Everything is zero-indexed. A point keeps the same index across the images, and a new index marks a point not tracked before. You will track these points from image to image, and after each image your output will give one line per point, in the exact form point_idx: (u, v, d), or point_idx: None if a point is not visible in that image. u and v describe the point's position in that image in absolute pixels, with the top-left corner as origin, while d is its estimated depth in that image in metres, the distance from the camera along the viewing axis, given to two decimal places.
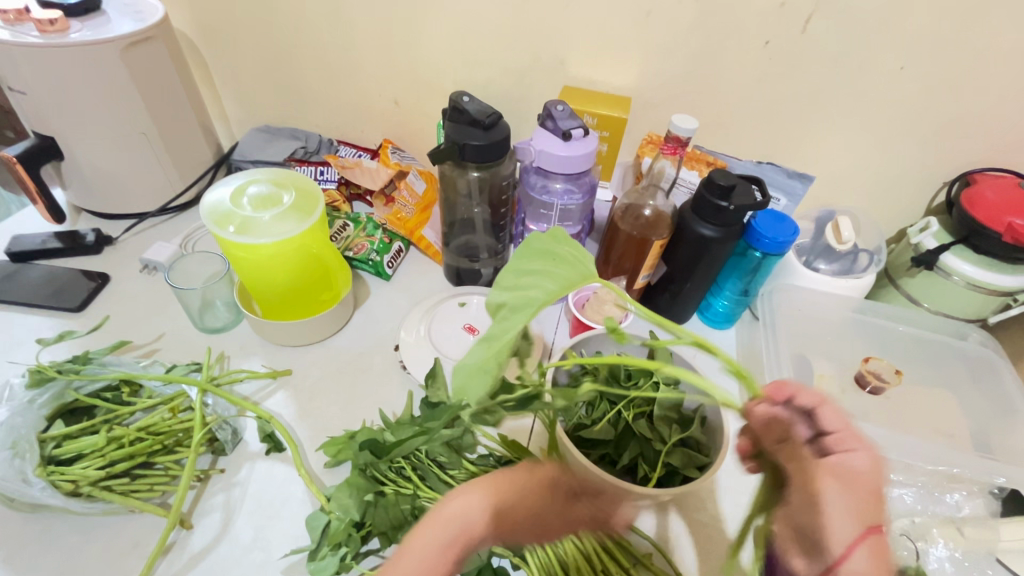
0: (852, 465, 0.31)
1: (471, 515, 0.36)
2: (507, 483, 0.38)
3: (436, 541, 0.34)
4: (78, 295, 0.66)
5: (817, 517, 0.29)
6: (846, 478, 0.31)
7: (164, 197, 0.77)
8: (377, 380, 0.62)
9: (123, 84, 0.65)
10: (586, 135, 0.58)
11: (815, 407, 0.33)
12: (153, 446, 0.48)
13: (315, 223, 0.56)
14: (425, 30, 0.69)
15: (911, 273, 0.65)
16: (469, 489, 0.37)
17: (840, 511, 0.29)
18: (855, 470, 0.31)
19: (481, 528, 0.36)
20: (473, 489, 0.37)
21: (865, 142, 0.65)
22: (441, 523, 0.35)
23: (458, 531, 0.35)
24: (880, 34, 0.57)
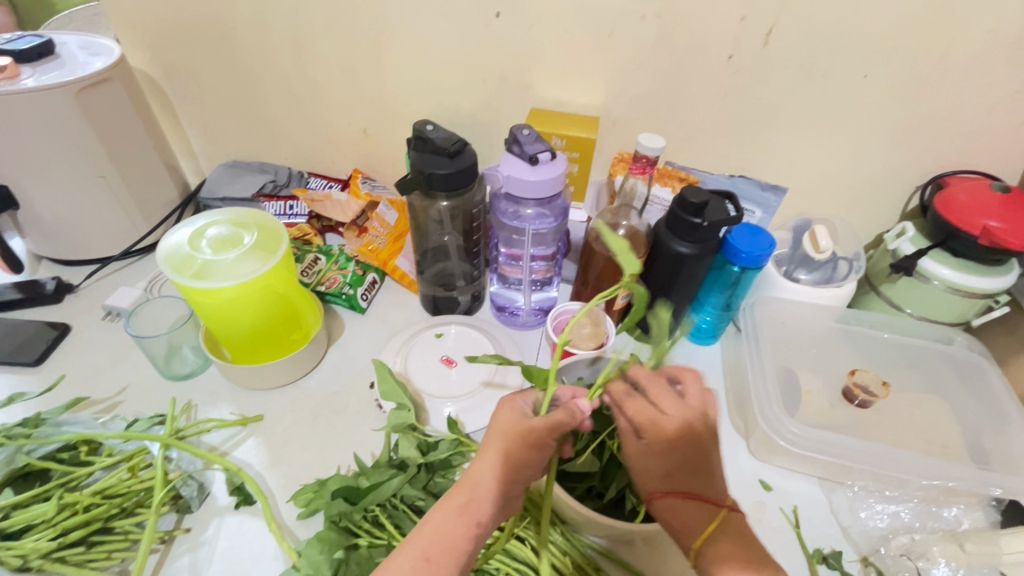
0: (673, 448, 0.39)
1: (448, 536, 0.35)
2: (482, 489, 0.37)
3: (414, 569, 0.34)
4: (36, 349, 0.63)
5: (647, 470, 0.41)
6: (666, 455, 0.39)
7: (127, 240, 0.74)
8: (352, 420, 0.60)
9: (79, 128, 0.63)
10: (554, 158, 0.56)
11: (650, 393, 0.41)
12: (110, 510, 0.45)
13: (280, 261, 0.53)
14: (388, 59, 0.68)
15: (891, 279, 0.64)
16: (444, 508, 0.36)
17: (657, 474, 0.40)
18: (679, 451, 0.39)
19: (461, 543, 0.35)
20: (450, 509, 0.36)
21: (836, 150, 0.65)
22: (420, 545, 0.35)
23: (438, 556, 0.35)
24: (841, 43, 0.57)
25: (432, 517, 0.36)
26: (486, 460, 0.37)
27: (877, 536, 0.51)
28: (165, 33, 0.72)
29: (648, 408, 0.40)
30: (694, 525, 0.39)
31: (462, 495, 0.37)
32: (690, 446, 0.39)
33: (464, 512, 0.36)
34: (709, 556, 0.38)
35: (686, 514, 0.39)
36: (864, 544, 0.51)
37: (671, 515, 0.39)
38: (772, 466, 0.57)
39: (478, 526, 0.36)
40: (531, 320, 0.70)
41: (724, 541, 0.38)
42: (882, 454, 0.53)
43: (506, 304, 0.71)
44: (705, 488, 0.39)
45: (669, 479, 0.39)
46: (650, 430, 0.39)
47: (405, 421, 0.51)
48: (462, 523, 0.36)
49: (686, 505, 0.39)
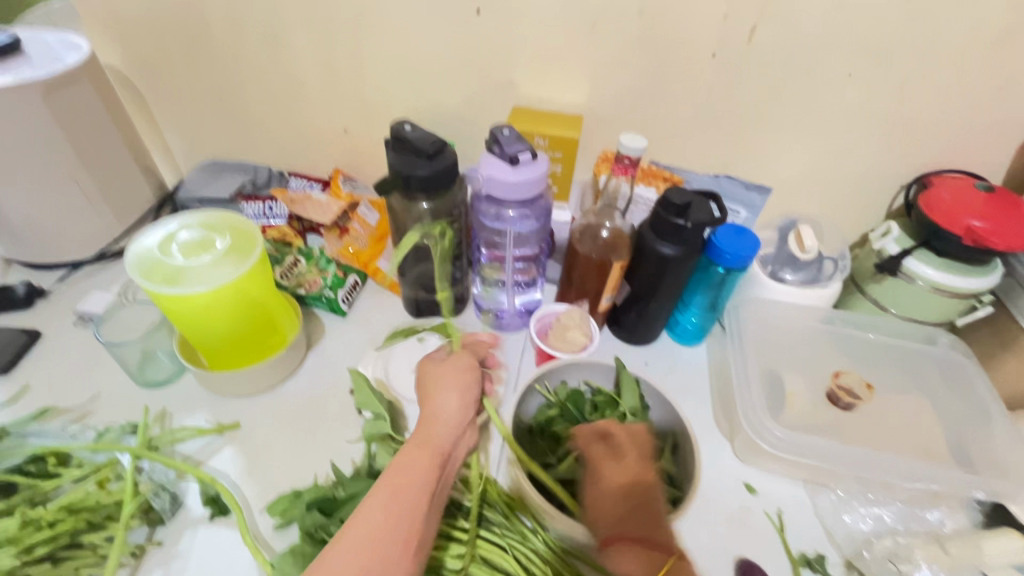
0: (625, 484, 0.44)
1: (415, 470, 0.40)
2: (433, 425, 0.43)
3: (386, 502, 0.37)
4: (5, 356, 0.61)
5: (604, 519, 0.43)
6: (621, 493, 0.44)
7: (100, 243, 0.73)
8: (331, 427, 0.58)
9: (46, 129, 0.61)
10: (535, 158, 0.55)
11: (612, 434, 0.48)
12: (77, 524, 0.44)
13: (255, 265, 0.52)
14: (367, 57, 0.66)
15: (876, 279, 0.64)
16: (405, 449, 0.41)
17: (613, 520, 0.43)
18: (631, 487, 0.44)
19: (427, 473, 0.40)
20: (410, 446, 0.42)
21: (821, 149, 0.64)
22: (388, 484, 0.38)
23: (410, 488, 0.39)
24: (825, 41, 0.56)
25: (398, 458, 0.41)
26: (425, 408, 0.45)
27: (861, 540, 0.51)
28: (136, 30, 0.70)
29: (610, 459, 0.46)
30: (640, 572, 0.40)
31: (418, 436, 0.43)
32: (642, 493, 0.44)
33: (423, 444, 0.42)
34: None
35: (633, 560, 0.40)
36: (848, 547, 0.51)
37: (618, 560, 0.41)
38: (757, 469, 0.56)
39: (438, 455, 0.42)
40: (515, 321, 0.69)
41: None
42: (865, 458, 0.52)
43: (489, 306, 0.69)
44: (655, 536, 0.41)
45: (624, 522, 0.42)
46: (611, 475, 0.45)
47: (380, 431, 0.50)
48: (425, 454, 0.41)
49: (635, 551, 0.41)
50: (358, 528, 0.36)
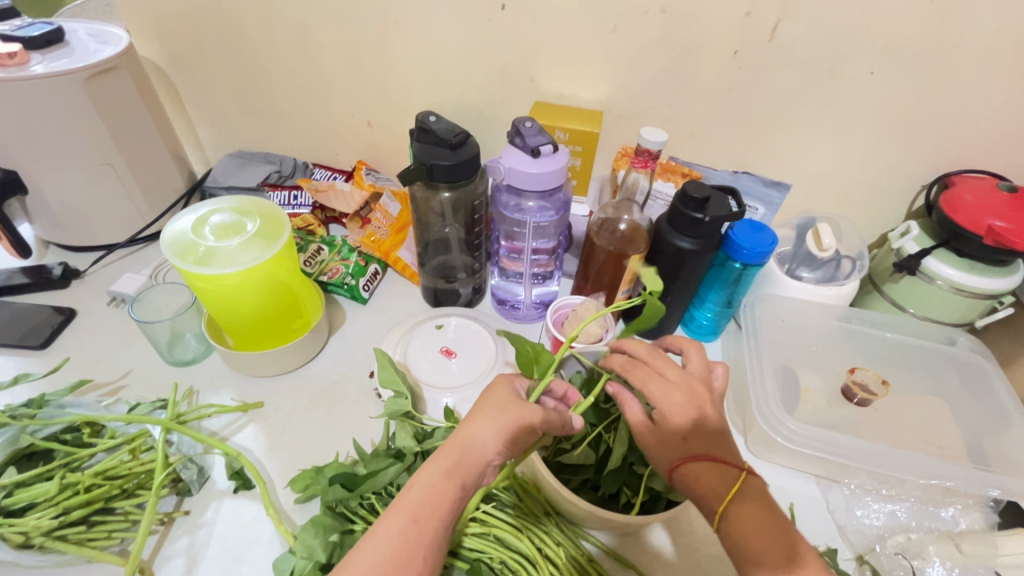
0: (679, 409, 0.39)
1: (435, 498, 0.35)
2: (471, 451, 0.37)
3: (403, 530, 0.34)
4: (42, 332, 0.64)
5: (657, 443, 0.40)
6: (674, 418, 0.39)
7: (133, 227, 0.75)
8: (351, 409, 0.60)
9: (86, 116, 0.64)
10: (556, 151, 0.56)
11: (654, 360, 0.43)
12: (110, 491, 0.46)
13: (282, 249, 0.54)
14: (393, 51, 0.68)
15: (894, 279, 0.64)
16: (432, 471, 0.36)
17: (674, 443, 0.39)
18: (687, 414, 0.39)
19: (448, 505, 0.35)
20: (438, 474, 0.36)
21: (841, 148, 0.64)
22: (408, 508, 0.35)
23: (424, 518, 0.35)
24: (847, 40, 0.56)
25: (419, 480, 0.36)
26: (468, 425, 0.38)
27: (873, 535, 0.51)
28: (172, 23, 0.72)
29: (662, 385, 0.40)
30: (715, 488, 0.38)
31: (449, 458, 0.37)
32: (705, 416, 0.40)
33: (452, 475, 0.36)
34: (734, 519, 0.37)
35: (710, 478, 0.38)
36: (859, 543, 0.51)
37: (693, 480, 0.38)
38: (769, 464, 0.57)
39: (463, 488, 0.36)
40: (531, 313, 0.70)
41: (750, 506, 0.37)
42: (879, 453, 0.52)
43: (506, 296, 0.71)
44: (722, 451, 0.39)
45: (688, 443, 0.39)
46: (664, 401, 0.40)
47: (401, 410, 0.51)
48: (449, 485, 0.36)
49: (709, 467, 0.38)
50: (371, 552, 0.33)
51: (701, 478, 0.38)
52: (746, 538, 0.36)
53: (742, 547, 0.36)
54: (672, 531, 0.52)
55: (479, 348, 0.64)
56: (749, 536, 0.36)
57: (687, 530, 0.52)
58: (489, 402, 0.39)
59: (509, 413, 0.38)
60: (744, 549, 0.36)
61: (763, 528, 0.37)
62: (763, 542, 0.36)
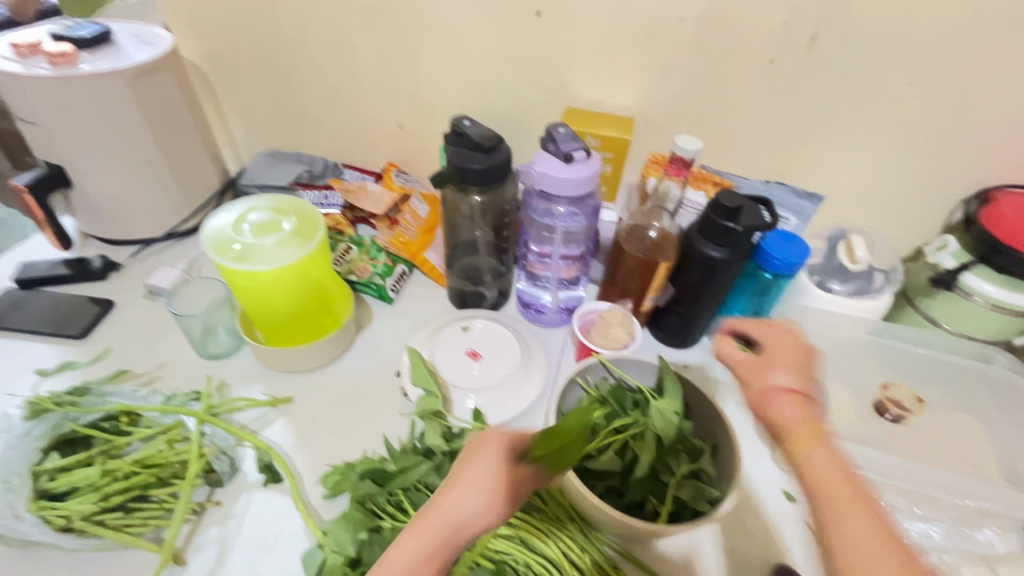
0: (763, 354, 0.41)
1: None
2: (459, 527, 0.36)
3: None
4: (82, 322, 0.66)
5: (756, 375, 0.40)
6: (767, 355, 0.41)
7: (169, 223, 0.77)
8: (378, 407, 0.61)
9: (130, 114, 0.66)
10: (588, 157, 0.56)
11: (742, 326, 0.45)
12: (147, 479, 0.47)
13: (316, 248, 0.55)
14: (427, 55, 0.69)
15: (930, 294, 0.62)
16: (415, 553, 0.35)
17: (783, 371, 0.39)
18: (772, 355, 0.41)
19: None
20: (421, 558, 0.35)
21: (877, 159, 0.64)
22: None
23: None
24: (886, 50, 0.55)
25: (402, 558, 0.35)
26: (461, 496, 0.36)
27: None
28: (213, 25, 0.74)
29: (778, 335, 0.42)
30: (795, 421, 0.36)
31: (436, 536, 0.36)
32: (806, 360, 0.40)
33: (437, 557, 0.35)
34: (809, 459, 0.35)
35: (789, 415, 0.37)
36: None
37: (777, 410, 0.37)
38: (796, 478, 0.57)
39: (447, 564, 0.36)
40: (557, 318, 0.70)
41: (826, 454, 0.35)
42: (908, 469, 0.52)
43: (531, 300, 0.71)
44: (811, 395, 0.38)
45: (775, 370, 0.39)
46: (772, 342, 0.42)
47: (431, 408, 0.52)
48: (431, 567, 0.35)
49: (796, 406, 0.37)
50: None
51: (788, 407, 0.37)
52: (822, 477, 0.34)
53: (817, 487, 0.34)
54: (698, 541, 0.52)
55: (504, 351, 0.65)
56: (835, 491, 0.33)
57: (712, 542, 0.51)
58: (486, 467, 0.38)
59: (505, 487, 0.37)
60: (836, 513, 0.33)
61: (834, 479, 0.33)
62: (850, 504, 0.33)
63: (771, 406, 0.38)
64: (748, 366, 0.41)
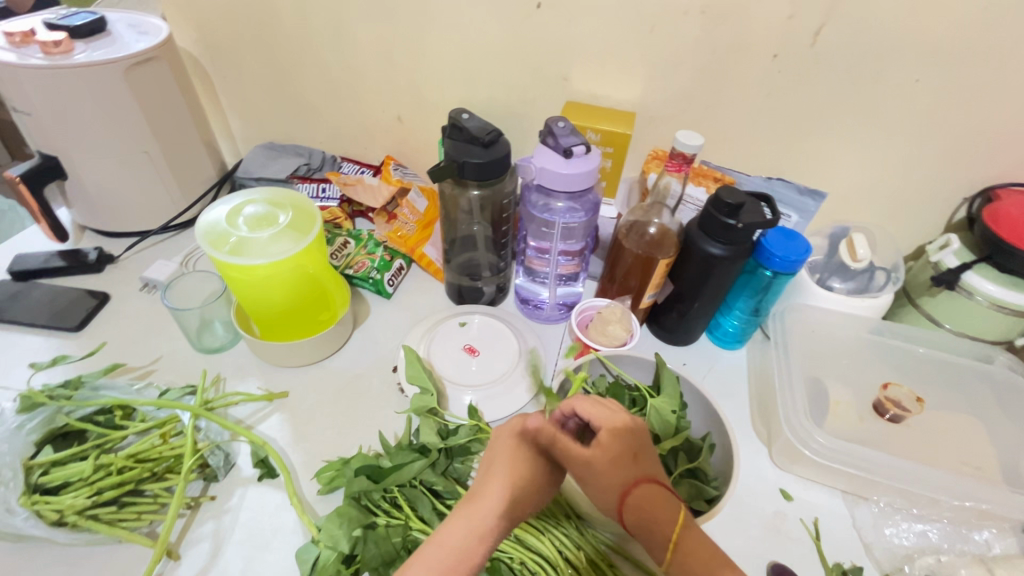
0: (601, 428, 0.38)
1: (461, 561, 0.34)
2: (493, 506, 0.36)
3: None
4: (77, 315, 0.65)
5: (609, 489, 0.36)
6: (607, 443, 0.37)
7: (166, 215, 0.76)
8: (375, 402, 0.60)
9: (125, 105, 0.65)
10: (588, 152, 0.56)
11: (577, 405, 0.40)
12: (141, 474, 0.47)
13: (312, 241, 0.55)
14: (426, 47, 0.68)
15: (931, 292, 0.62)
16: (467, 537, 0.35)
17: (620, 475, 0.36)
18: (607, 426, 0.38)
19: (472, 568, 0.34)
20: (471, 537, 0.35)
21: (880, 156, 0.63)
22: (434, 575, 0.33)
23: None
24: (891, 46, 0.55)
25: (440, 540, 0.35)
26: (491, 478, 0.37)
27: (902, 554, 0.50)
28: (210, 15, 0.73)
29: (607, 409, 0.39)
30: (664, 517, 0.36)
31: (472, 516, 0.36)
32: (640, 436, 0.39)
33: (482, 536, 0.35)
34: (683, 549, 0.36)
35: (655, 509, 0.36)
36: (887, 561, 0.50)
37: (643, 506, 0.36)
38: (793, 476, 0.56)
39: (488, 547, 0.35)
40: (555, 314, 0.69)
41: (692, 535, 0.36)
42: (910, 471, 0.51)
43: (530, 295, 0.70)
44: (658, 474, 0.38)
45: (637, 461, 0.37)
46: (603, 420, 0.38)
47: (426, 406, 0.51)
48: (481, 548, 0.35)
49: (656, 494, 0.36)
50: None
51: (654, 501, 0.36)
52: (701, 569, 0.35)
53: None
54: None
55: (503, 346, 0.64)
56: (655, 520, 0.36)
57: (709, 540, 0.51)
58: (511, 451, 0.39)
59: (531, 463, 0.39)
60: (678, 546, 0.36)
61: (700, 557, 0.36)
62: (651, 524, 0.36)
63: (633, 505, 0.36)
64: (595, 477, 0.37)
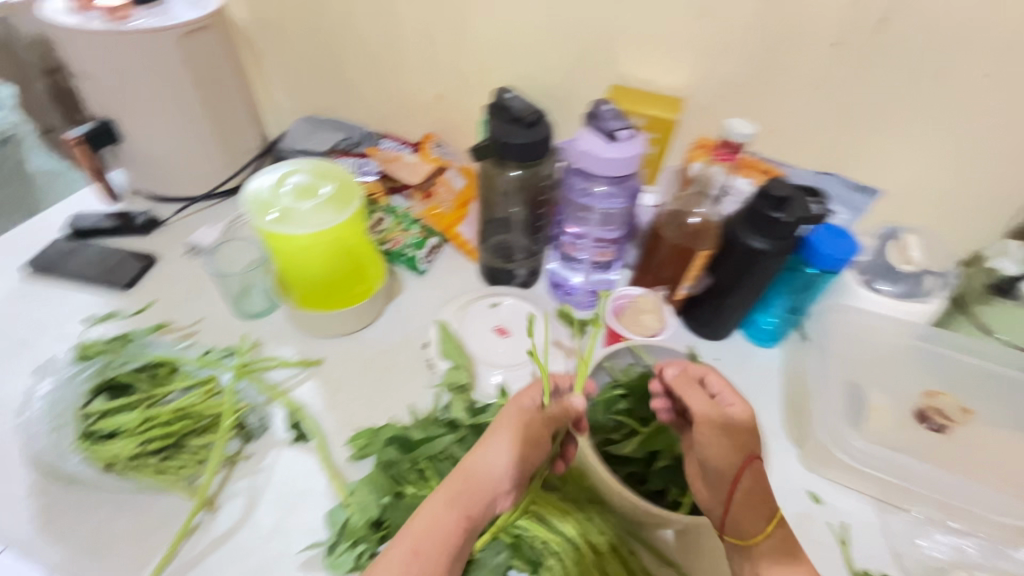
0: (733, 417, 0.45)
1: (439, 528, 0.40)
2: (475, 476, 0.42)
3: (405, 562, 0.38)
4: (126, 274, 0.68)
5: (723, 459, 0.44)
6: (734, 429, 0.44)
7: (211, 183, 0.78)
8: (405, 376, 0.61)
9: (177, 72, 0.67)
10: (633, 136, 0.55)
11: (704, 376, 0.48)
12: (184, 429, 0.49)
13: (352, 215, 0.56)
14: (471, 23, 0.67)
15: (987, 301, 0.59)
16: (435, 502, 0.41)
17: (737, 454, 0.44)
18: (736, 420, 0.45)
19: (451, 540, 0.40)
20: (440, 505, 0.41)
21: (941, 155, 0.60)
22: (411, 539, 0.39)
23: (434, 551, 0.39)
24: (964, 38, 0.51)
25: (425, 509, 0.41)
26: (479, 448, 0.43)
27: None
28: None
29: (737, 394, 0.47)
30: (762, 504, 0.44)
31: (454, 488, 0.42)
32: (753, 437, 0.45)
33: (454, 504, 0.41)
34: (764, 537, 0.44)
35: (757, 492, 0.44)
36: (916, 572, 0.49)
37: (751, 485, 0.44)
38: (820, 479, 0.56)
39: (467, 517, 0.41)
40: (587, 300, 0.68)
41: (777, 534, 0.44)
42: (950, 483, 0.50)
43: (563, 280, 0.70)
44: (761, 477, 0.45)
45: (752, 456, 0.44)
46: (744, 414, 0.45)
47: (458, 381, 0.55)
48: (451, 515, 0.40)
49: (758, 483, 0.44)
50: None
51: (757, 482, 0.44)
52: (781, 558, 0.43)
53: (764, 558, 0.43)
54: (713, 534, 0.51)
55: (534, 328, 0.64)
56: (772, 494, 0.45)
57: None
58: (508, 424, 0.44)
59: (516, 436, 0.43)
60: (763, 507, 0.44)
61: (777, 550, 0.43)
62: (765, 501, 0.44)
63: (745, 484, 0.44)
64: (725, 451, 0.44)
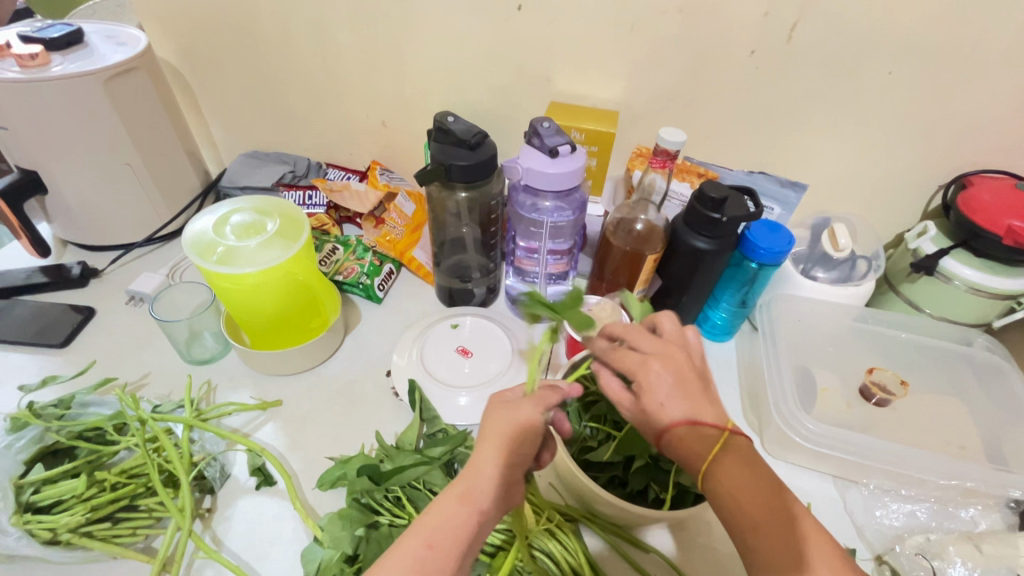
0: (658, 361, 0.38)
1: (455, 526, 0.33)
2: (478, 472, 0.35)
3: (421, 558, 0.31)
4: (62, 331, 0.64)
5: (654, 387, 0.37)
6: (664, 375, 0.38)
7: (150, 227, 0.76)
8: (369, 407, 0.60)
9: (107, 117, 0.65)
10: (573, 151, 0.56)
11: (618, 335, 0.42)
12: (136, 490, 0.47)
13: (300, 249, 0.54)
14: (409, 50, 0.68)
15: (911, 279, 0.64)
16: (448, 496, 0.34)
17: (661, 381, 0.37)
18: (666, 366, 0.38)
19: (464, 533, 0.33)
20: (453, 498, 0.34)
21: (857, 147, 0.64)
22: (423, 533, 0.32)
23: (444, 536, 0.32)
24: (865, 41, 0.56)
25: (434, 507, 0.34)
26: (486, 443, 0.36)
27: (893, 535, 0.51)
28: (189, 25, 0.73)
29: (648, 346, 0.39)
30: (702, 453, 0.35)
31: (462, 482, 0.35)
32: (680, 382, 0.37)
33: (467, 499, 0.34)
34: (714, 478, 0.35)
35: (692, 444, 0.36)
36: (878, 543, 0.51)
37: (678, 443, 0.36)
38: (785, 462, 0.57)
39: (480, 514, 0.34)
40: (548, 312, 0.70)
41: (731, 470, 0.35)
42: (898, 453, 0.53)
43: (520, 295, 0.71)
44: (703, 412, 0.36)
45: (670, 407, 0.36)
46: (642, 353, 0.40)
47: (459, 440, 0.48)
48: (465, 510, 0.33)
49: (693, 432, 0.35)
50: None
51: (692, 427, 0.36)
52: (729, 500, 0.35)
53: (725, 505, 0.35)
54: (688, 530, 0.52)
55: (497, 347, 0.65)
56: (738, 498, 0.34)
57: (704, 529, 0.52)
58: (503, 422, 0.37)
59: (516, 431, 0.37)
60: (724, 504, 0.35)
61: (742, 491, 0.34)
62: (749, 512, 0.34)
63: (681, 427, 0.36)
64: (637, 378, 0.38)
